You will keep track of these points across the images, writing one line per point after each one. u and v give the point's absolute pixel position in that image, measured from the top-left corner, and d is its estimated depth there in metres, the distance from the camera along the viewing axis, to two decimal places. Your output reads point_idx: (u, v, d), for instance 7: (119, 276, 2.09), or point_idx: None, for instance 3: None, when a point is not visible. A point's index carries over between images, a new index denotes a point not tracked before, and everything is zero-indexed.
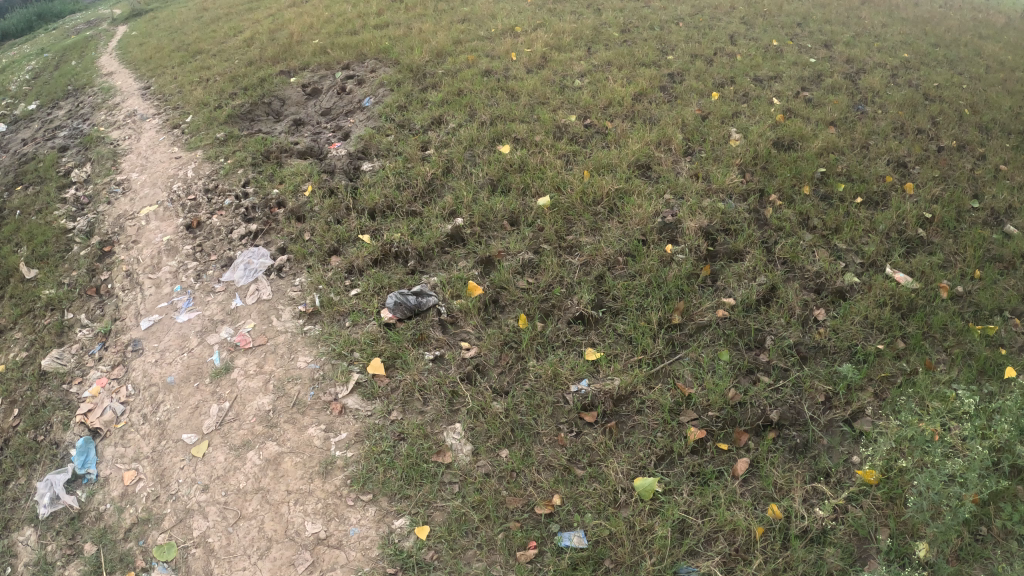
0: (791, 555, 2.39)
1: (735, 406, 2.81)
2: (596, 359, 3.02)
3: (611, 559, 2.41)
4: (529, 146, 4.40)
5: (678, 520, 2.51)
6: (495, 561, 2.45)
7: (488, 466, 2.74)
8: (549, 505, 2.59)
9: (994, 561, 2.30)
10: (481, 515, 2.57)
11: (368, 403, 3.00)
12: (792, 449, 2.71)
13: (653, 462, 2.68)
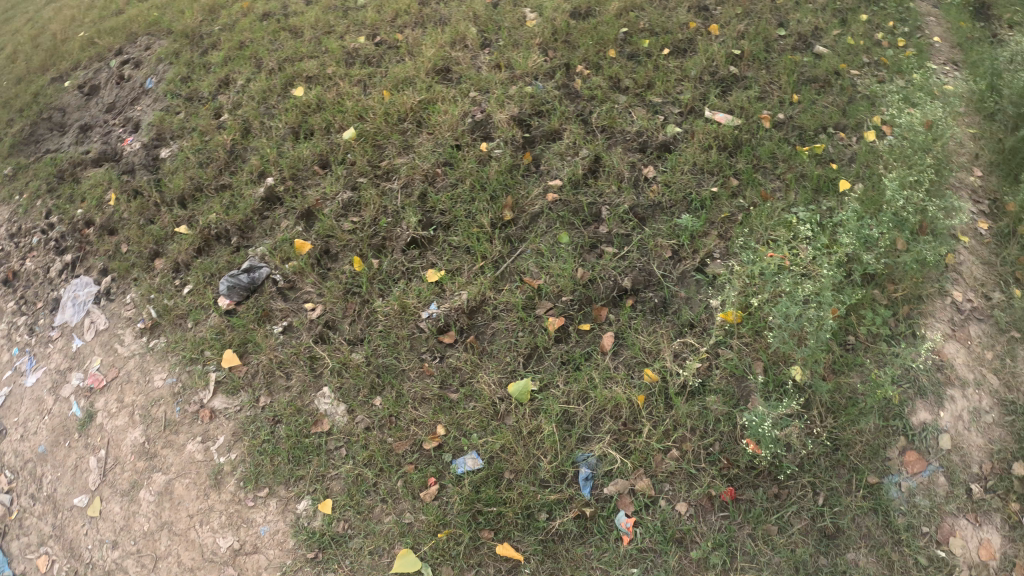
0: (677, 413, 2.38)
1: (587, 285, 2.66)
2: (439, 279, 2.84)
3: (509, 470, 2.49)
4: (322, 82, 3.76)
5: (562, 412, 2.46)
6: (403, 507, 2.60)
7: (367, 419, 2.76)
8: (436, 437, 2.61)
9: (868, 366, 2.49)
10: (375, 470, 2.67)
11: (234, 398, 2.96)
12: (653, 310, 2.57)
13: (522, 364, 2.57)
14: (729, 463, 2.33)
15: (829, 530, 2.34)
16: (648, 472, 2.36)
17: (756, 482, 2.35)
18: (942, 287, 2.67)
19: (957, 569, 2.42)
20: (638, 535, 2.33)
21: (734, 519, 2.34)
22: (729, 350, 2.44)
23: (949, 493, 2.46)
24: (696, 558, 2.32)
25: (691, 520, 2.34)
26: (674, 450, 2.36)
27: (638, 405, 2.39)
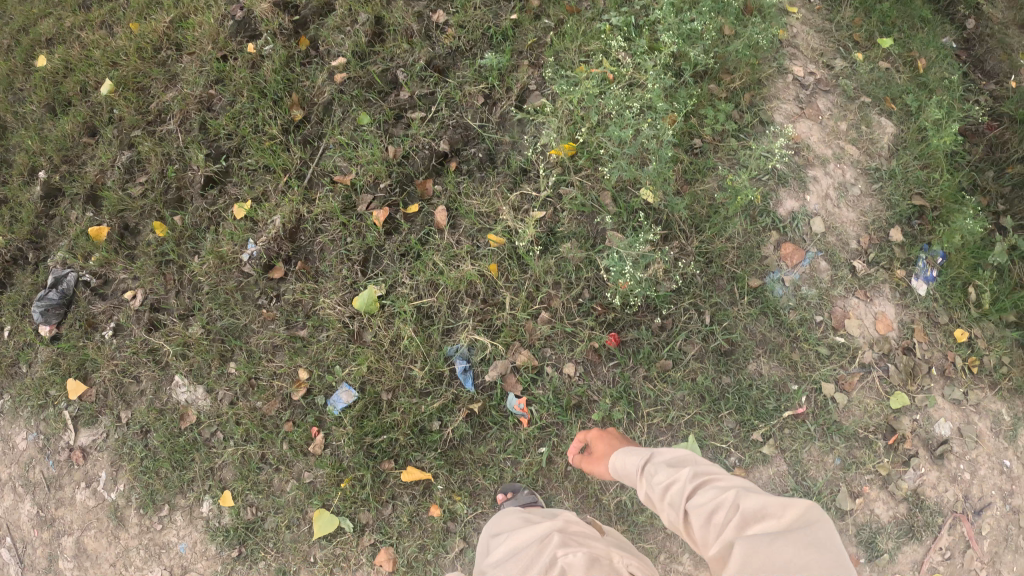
0: (536, 274, 2.31)
1: (403, 162, 2.55)
2: (245, 214, 2.76)
3: (383, 390, 2.36)
4: (63, 39, 3.30)
5: (417, 309, 2.39)
6: (300, 467, 2.54)
7: (229, 393, 2.75)
8: (302, 384, 2.52)
9: (718, 165, 2.38)
10: (257, 444, 2.64)
11: (96, 427, 2.86)
12: (480, 166, 2.52)
13: (361, 271, 2.53)
14: (601, 308, 2.24)
15: (723, 348, 2.28)
16: (522, 343, 2.26)
17: (636, 320, 2.25)
18: (782, 67, 2.61)
19: (861, 348, 2.45)
20: (535, 414, 2.20)
21: (625, 366, 2.22)
22: (572, 184, 2.34)
23: (834, 275, 2.44)
24: (600, 419, 2.18)
25: (583, 380, 2.22)
26: (544, 313, 2.27)
27: (491, 275, 2.32)
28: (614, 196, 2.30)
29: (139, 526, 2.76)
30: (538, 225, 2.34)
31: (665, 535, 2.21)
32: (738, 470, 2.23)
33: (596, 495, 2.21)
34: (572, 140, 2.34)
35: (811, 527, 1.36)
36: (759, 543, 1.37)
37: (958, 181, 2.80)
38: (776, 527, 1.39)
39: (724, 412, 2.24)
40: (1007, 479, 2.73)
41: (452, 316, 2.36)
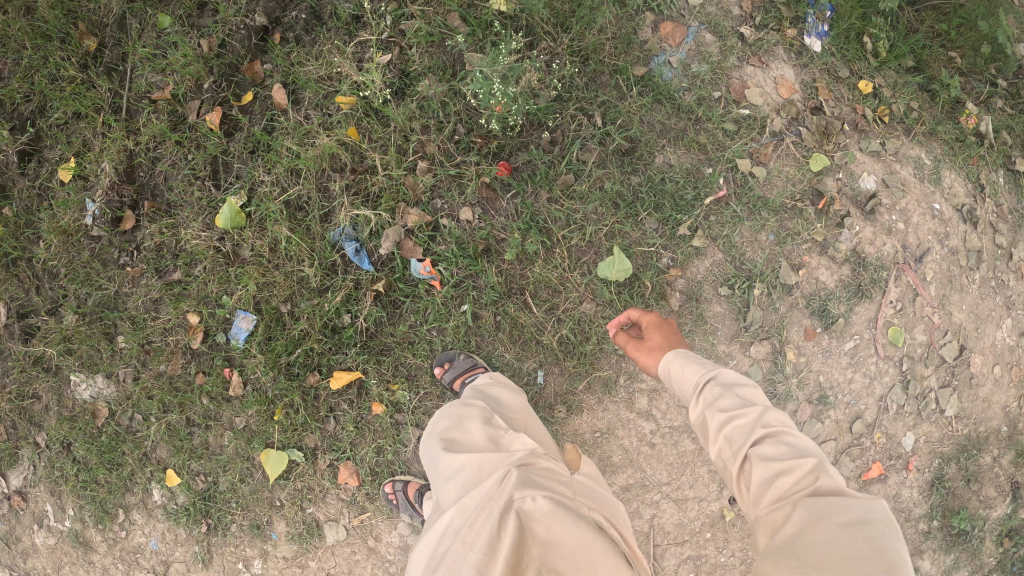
0: (399, 125, 2.23)
1: (221, 54, 2.56)
2: (72, 172, 2.59)
3: (281, 301, 2.21)
4: None
5: (285, 203, 2.31)
6: (228, 416, 2.32)
7: (129, 370, 2.54)
8: (197, 329, 2.37)
9: None
10: (179, 410, 2.38)
11: (20, 464, 2.65)
12: (305, 31, 2.54)
13: (212, 181, 2.52)
14: (482, 137, 2.16)
15: (624, 147, 2.17)
16: (409, 203, 2.17)
17: (523, 143, 2.16)
18: None
19: (768, 117, 2.31)
20: (444, 274, 2.07)
21: (524, 194, 2.13)
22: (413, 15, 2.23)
23: (723, 47, 2.29)
24: (514, 255, 2.06)
25: (484, 221, 2.11)
26: (421, 163, 2.18)
27: (352, 140, 2.25)
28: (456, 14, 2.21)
29: (105, 540, 2.61)
30: (388, 71, 2.26)
31: (620, 361, 2.04)
32: (673, 270, 2.11)
33: (535, 339, 2.05)
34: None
35: (887, 531, 1.07)
36: (823, 521, 1.09)
37: None
38: (847, 512, 1.09)
39: (645, 213, 2.12)
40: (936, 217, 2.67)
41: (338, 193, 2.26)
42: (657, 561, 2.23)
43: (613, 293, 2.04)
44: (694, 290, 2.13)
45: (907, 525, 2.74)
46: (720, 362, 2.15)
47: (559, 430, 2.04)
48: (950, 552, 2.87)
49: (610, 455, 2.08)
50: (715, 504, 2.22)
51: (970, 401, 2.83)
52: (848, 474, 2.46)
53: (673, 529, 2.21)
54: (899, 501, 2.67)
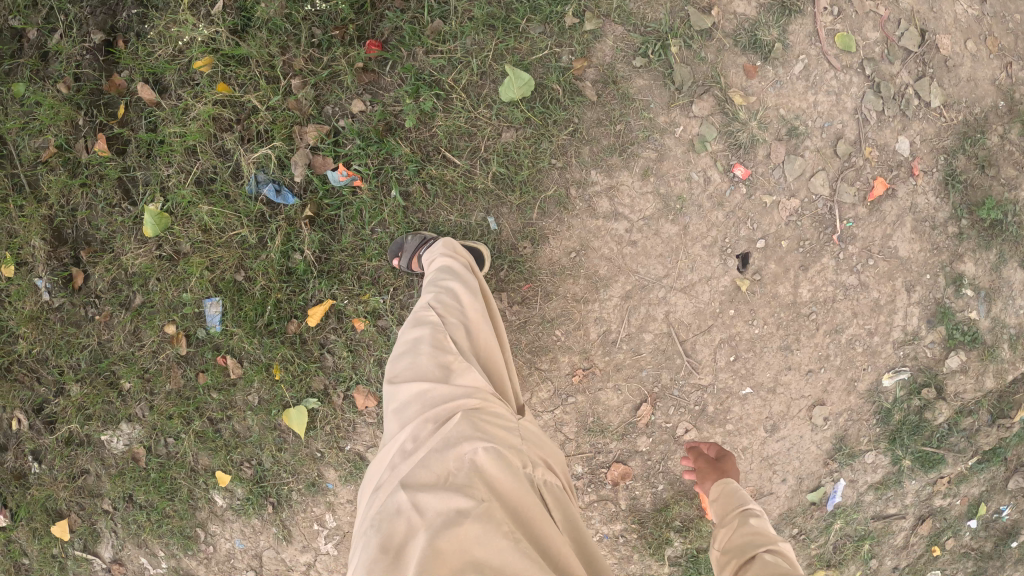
0: (262, 55, 2.14)
1: (78, 87, 2.47)
2: (13, 263, 2.53)
3: (234, 270, 2.28)
4: None
5: (196, 184, 2.29)
6: (238, 398, 2.39)
7: (145, 404, 2.49)
8: (177, 335, 2.38)
9: None
10: (201, 415, 2.42)
11: (105, 537, 2.63)
12: (140, 22, 2.44)
13: (128, 201, 2.51)
14: (339, 28, 2.10)
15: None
16: (302, 123, 2.16)
17: (379, 13, 2.09)
18: None
19: None
20: (361, 170, 2.12)
21: (402, 61, 2.09)
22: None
23: None
24: (415, 120, 2.08)
25: (376, 104, 2.12)
26: (295, 82, 2.15)
27: (228, 95, 2.19)
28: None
29: (202, 561, 2.60)
30: (227, 16, 2.16)
31: (560, 173, 2.04)
32: (578, 63, 2.01)
33: (471, 189, 2.07)
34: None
35: None
36: None
37: None
38: None
39: (532, 19, 2.00)
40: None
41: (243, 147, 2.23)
42: (691, 356, 2.17)
43: (527, 112, 2.01)
44: (607, 73, 2.02)
45: (936, 235, 2.58)
46: (668, 133, 2.04)
47: (534, 264, 2.05)
48: (993, 249, 2.64)
49: (596, 270, 2.05)
50: (725, 278, 2.14)
51: (954, 86, 2.54)
52: (852, 200, 2.30)
53: (693, 319, 2.14)
54: (917, 212, 2.53)
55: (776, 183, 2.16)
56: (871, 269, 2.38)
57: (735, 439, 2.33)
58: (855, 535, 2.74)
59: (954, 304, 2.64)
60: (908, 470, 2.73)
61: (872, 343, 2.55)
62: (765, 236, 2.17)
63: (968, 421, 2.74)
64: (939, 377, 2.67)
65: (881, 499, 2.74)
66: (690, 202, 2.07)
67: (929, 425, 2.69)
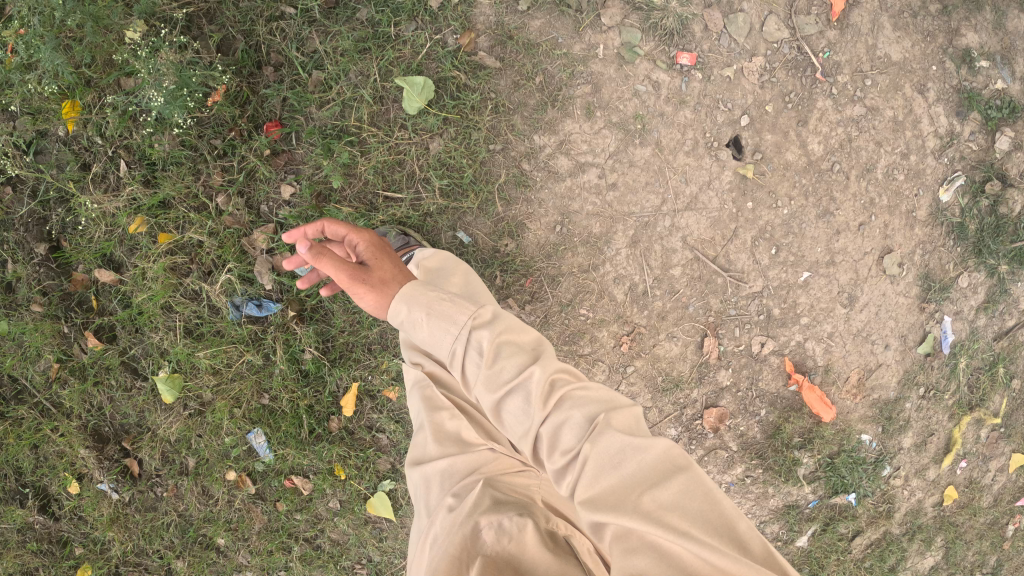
0: (178, 193, 2.14)
1: (48, 299, 2.46)
2: (74, 479, 2.53)
3: (258, 394, 2.24)
4: None
5: (186, 334, 2.25)
6: (320, 510, 2.33)
7: (244, 551, 2.46)
8: (240, 476, 2.35)
9: None
10: (297, 540, 2.37)
11: None
12: (71, 215, 2.45)
13: (139, 377, 2.50)
14: (237, 130, 2.08)
15: (327, 5, 1.96)
16: (246, 233, 2.15)
17: (261, 94, 2.07)
18: None
19: None
20: (321, 249, 2.10)
21: (304, 127, 2.03)
22: (104, 117, 2.33)
23: None
24: (342, 175, 1.98)
25: (301, 181, 2.07)
26: (221, 198, 2.13)
27: (170, 241, 2.17)
28: (123, 75, 2.31)
29: None
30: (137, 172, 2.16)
31: (506, 155, 1.90)
32: (464, 39, 1.85)
33: (426, 215, 1.96)
34: (65, 94, 2.31)
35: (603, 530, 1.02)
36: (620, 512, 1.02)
37: None
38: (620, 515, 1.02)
39: (401, 21, 1.88)
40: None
41: (209, 282, 2.20)
42: (731, 270, 2.04)
43: (440, 113, 1.88)
44: (500, 32, 1.85)
45: (920, 23, 2.30)
46: (592, 59, 1.85)
47: (525, 256, 1.94)
48: (984, 9, 2.36)
49: (590, 230, 1.94)
50: (726, 172, 1.97)
51: None
52: (816, 29, 2.06)
53: (715, 232, 2.00)
54: (889, 6, 2.23)
55: (730, 52, 1.93)
56: (872, 88, 2.14)
57: (817, 330, 2.23)
58: (985, 365, 2.46)
59: (975, 83, 2.36)
60: (1010, 275, 2.43)
61: (910, 166, 2.29)
62: (748, 111, 1.97)
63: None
64: (996, 165, 2.38)
65: (995, 317, 2.45)
66: (651, 115, 1.89)
67: (1015, 221, 2.39)
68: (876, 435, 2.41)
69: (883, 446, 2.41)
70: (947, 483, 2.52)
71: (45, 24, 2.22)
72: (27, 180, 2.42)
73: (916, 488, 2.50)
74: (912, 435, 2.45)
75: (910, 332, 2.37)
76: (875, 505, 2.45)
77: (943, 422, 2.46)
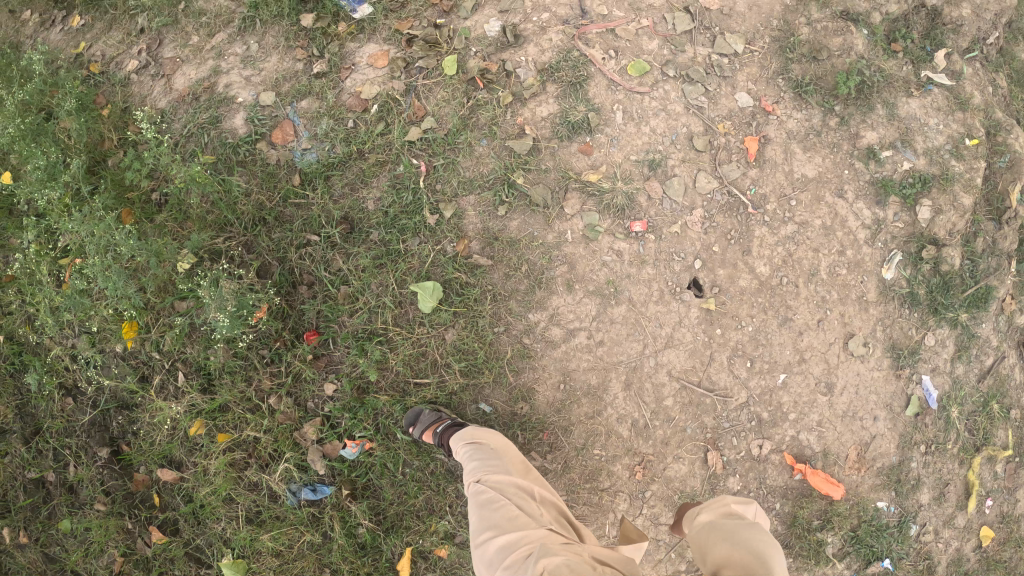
0: (235, 397, 2.50)
1: (111, 497, 2.78)
2: None
3: (320, 569, 2.45)
4: None
5: (247, 521, 2.50)
6: None
7: None
8: None
9: (212, 183, 2.52)
10: None
11: None
12: (128, 417, 2.83)
13: (202, 563, 2.71)
14: (281, 341, 2.48)
15: (345, 229, 2.36)
16: (297, 426, 2.48)
17: (298, 308, 2.49)
18: (144, 94, 2.82)
19: (388, 88, 2.34)
20: (366, 435, 2.43)
21: (338, 333, 2.45)
22: (160, 335, 2.74)
23: (317, 98, 2.42)
24: (376, 369, 2.41)
25: (341, 378, 2.46)
26: (272, 398, 2.49)
27: (229, 440, 2.49)
28: (177, 298, 2.72)
29: None
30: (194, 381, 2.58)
31: (510, 334, 2.35)
32: (460, 245, 2.29)
33: (452, 392, 2.41)
34: (124, 316, 2.75)
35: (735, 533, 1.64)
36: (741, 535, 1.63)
37: None
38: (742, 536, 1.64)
39: (407, 238, 2.31)
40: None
41: (267, 472, 2.47)
42: (716, 389, 2.44)
43: (450, 309, 2.34)
44: (487, 236, 2.29)
45: (824, 138, 2.74)
46: (564, 244, 2.30)
47: (539, 414, 2.37)
48: (874, 108, 2.82)
49: (589, 381, 2.36)
50: (693, 310, 2.41)
51: (744, 24, 2.68)
52: (739, 172, 2.50)
53: (693, 361, 2.42)
54: (796, 134, 2.68)
55: (673, 212, 2.39)
56: (797, 206, 2.60)
57: (806, 421, 2.54)
58: (980, 407, 2.79)
59: (884, 172, 2.77)
60: (972, 321, 2.79)
61: (849, 259, 2.65)
62: (698, 256, 2.42)
63: (980, 242, 2.84)
64: (925, 233, 2.75)
65: (973, 360, 2.79)
66: (620, 279, 2.35)
67: (955, 275, 2.76)
68: (892, 500, 2.64)
69: (902, 507, 2.65)
70: (979, 524, 2.81)
71: (110, 258, 2.58)
72: (87, 391, 2.86)
73: (951, 538, 2.75)
74: (929, 490, 2.70)
75: (894, 399, 2.65)
76: (915, 562, 2.70)
77: (956, 471, 2.74)
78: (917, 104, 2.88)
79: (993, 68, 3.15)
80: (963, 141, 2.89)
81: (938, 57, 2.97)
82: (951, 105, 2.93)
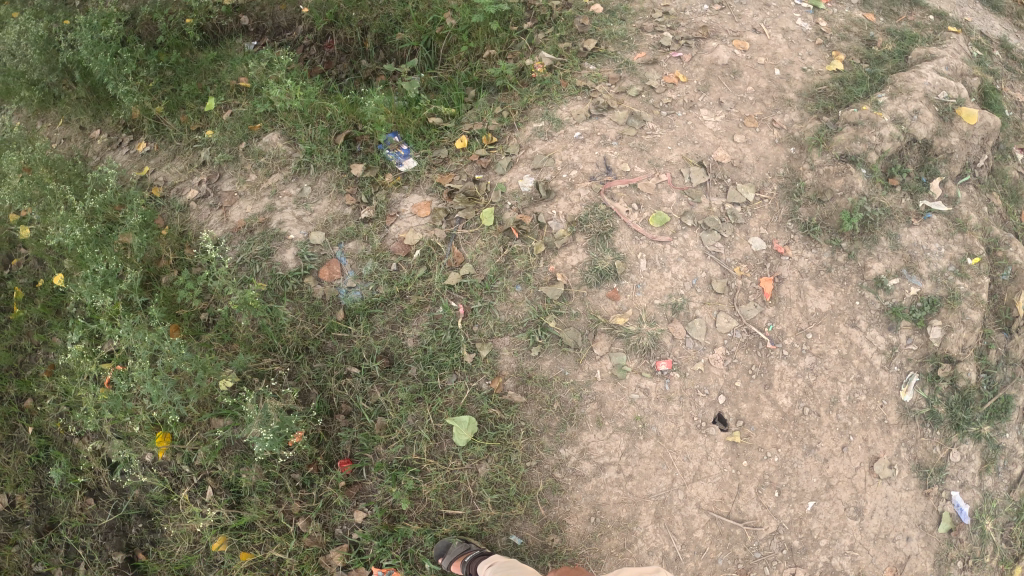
0: (261, 517, 2.57)
1: None
2: None
3: None
4: None
5: None
6: None
7: None
8: None
9: (260, 309, 2.74)
10: None
11: None
12: (147, 523, 2.92)
13: None
14: (313, 466, 2.61)
15: (385, 363, 2.67)
16: (324, 550, 2.52)
17: (334, 435, 2.66)
18: (205, 218, 3.16)
19: (431, 237, 2.80)
20: (393, 562, 2.46)
21: (372, 461, 2.59)
22: (194, 448, 2.73)
23: (366, 240, 2.87)
24: (409, 498, 2.51)
25: (371, 504, 2.55)
26: (301, 520, 2.56)
27: (253, 558, 2.54)
28: (215, 415, 2.73)
29: None
30: (221, 496, 2.66)
31: (542, 468, 2.46)
32: (493, 382, 2.54)
33: (484, 522, 2.47)
34: (160, 425, 2.74)
35: None
36: None
37: (350, 99, 3.31)
38: None
39: (445, 374, 2.59)
40: (592, 115, 3.07)
41: None
42: (745, 521, 2.46)
43: (485, 443, 2.49)
44: (522, 374, 2.53)
45: (835, 273, 2.83)
46: (593, 381, 2.49)
47: (570, 545, 2.40)
48: (879, 240, 2.90)
49: (620, 514, 2.40)
50: (719, 444, 2.49)
51: (751, 172, 2.98)
52: (756, 311, 2.67)
53: (722, 493, 2.46)
54: (808, 271, 2.82)
55: (695, 351, 2.56)
56: (814, 339, 2.69)
57: (837, 547, 2.52)
58: (1013, 516, 2.80)
59: (894, 299, 2.81)
60: (996, 432, 2.81)
61: (868, 385, 2.68)
62: (721, 391, 2.54)
63: (993, 354, 2.85)
64: (938, 352, 2.76)
65: (1002, 472, 2.80)
66: (648, 415, 2.47)
67: (973, 390, 2.77)
68: None
69: None
70: None
71: (150, 368, 2.65)
72: (112, 495, 2.97)
73: None
74: None
75: (927, 519, 2.63)
76: None
77: None
78: (918, 232, 2.96)
79: (985, 189, 3.24)
80: (965, 261, 2.93)
81: (934, 186, 3.06)
82: (949, 228, 3.00)
